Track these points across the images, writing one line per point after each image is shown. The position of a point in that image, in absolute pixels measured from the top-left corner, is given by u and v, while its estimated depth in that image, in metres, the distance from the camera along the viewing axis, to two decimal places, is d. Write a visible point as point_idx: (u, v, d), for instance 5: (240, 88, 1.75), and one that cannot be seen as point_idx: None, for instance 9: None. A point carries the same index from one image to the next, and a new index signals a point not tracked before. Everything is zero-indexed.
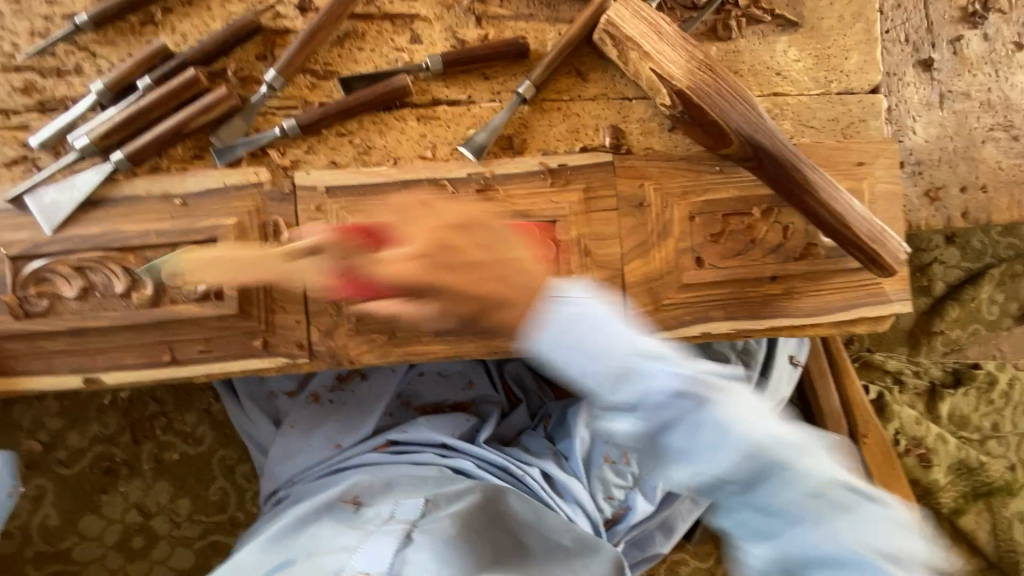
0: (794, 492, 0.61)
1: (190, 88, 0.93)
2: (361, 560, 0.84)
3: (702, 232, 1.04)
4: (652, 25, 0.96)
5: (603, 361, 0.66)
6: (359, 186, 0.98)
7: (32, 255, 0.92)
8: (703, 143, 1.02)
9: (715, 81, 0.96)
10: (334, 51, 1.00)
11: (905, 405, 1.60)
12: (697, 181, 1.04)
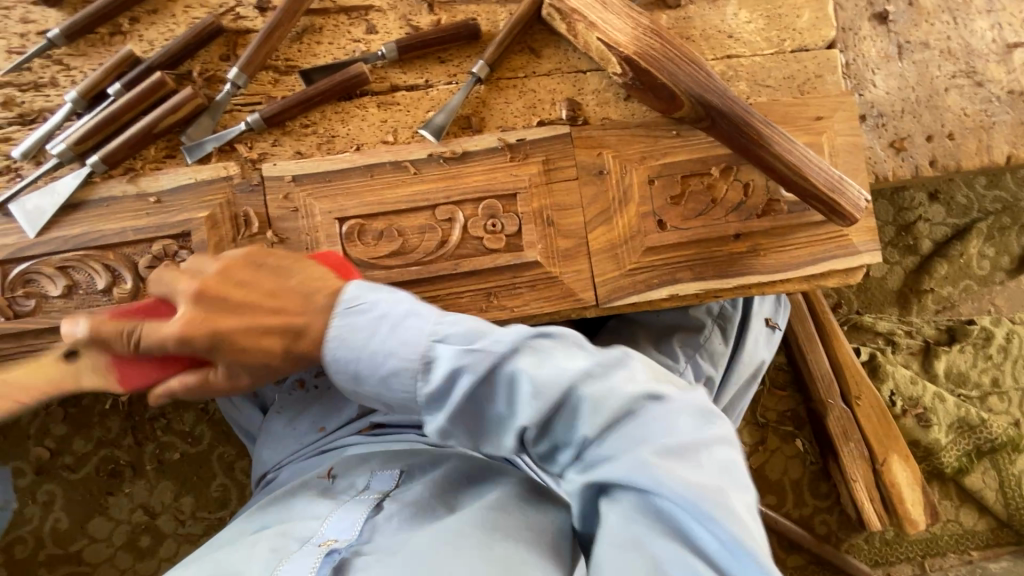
0: (649, 480, 0.64)
1: (158, 90, 0.98)
2: (330, 528, 0.89)
3: (664, 195, 1.06)
4: None
5: (431, 343, 0.70)
6: (325, 173, 1.01)
7: (18, 259, 0.97)
8: (657, 108, 1.04)
9: (661, 45, 0.98)
10: (293, 47, 1.04)
11: (900, 365, 1.58)
12: (654, 145, 1.06)
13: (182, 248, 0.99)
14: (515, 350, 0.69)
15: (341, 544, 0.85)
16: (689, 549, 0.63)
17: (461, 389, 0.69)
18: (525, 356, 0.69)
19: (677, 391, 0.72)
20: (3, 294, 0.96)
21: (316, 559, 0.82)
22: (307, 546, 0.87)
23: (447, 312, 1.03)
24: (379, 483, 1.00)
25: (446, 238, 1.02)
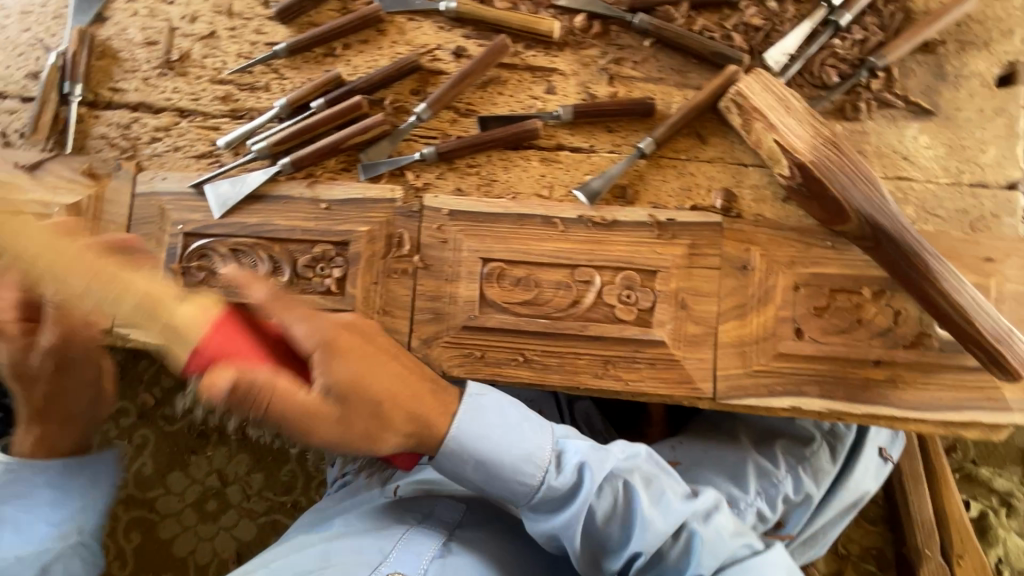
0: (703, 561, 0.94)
1: (353, 112, 1.08)
2: (396, 560, 0.95)
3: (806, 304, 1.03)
4: (780, 99, 1.00)
5: (485, 433, 0.94)
6: (480, 213, 1.07)
7: (200, 234, 1.08)
8: (817, 216, 1.03)
9: (836, 160, 0.98)
10: (477, 93, 1.12)
11: (1013, 532, 1.44)
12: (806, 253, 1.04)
13: (338, 254, 1.06)
14: (568, 444, 0.98)
15: None
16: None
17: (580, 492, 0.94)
18: (641, 481, 0.97)
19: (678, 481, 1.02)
20: (180, 262, 1.07)
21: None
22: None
23: (562, 370, 1.03)
24: (442, 512, 1.08)
25: (579, 299, 1.04)
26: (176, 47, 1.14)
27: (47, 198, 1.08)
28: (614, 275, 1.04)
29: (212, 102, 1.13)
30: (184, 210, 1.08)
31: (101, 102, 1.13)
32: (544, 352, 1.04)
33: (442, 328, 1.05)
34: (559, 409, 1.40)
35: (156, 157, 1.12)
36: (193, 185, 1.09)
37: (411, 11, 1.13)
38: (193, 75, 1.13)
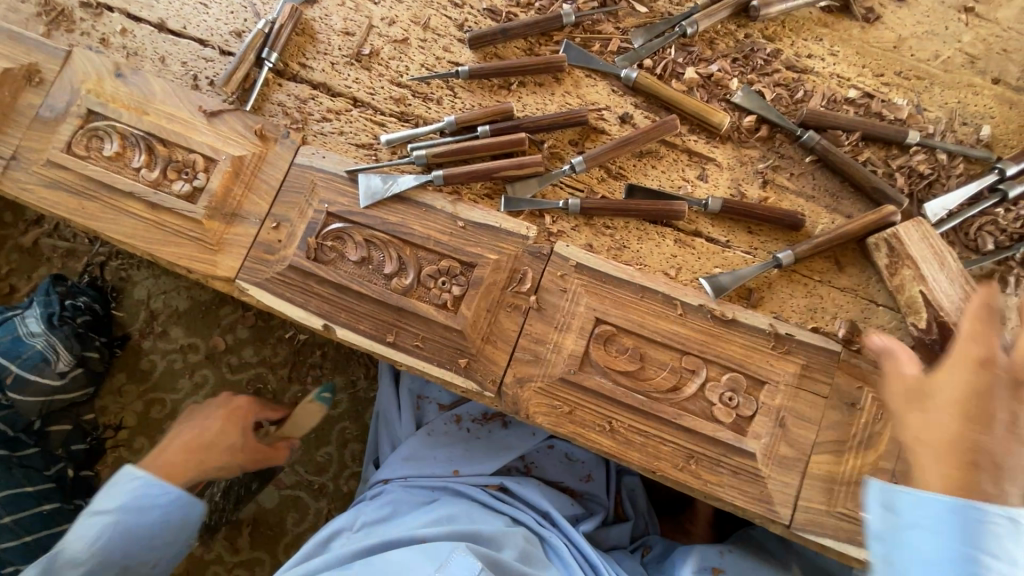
0: None
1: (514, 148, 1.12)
2: None
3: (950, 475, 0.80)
4: (936, 254, 1.01)
5: None
6: (605, 274, 1.08)
7: (341, 217, 1.13)
8: (970, 379, 0.83)
9: (980, 323, 0.85)
10: (631, 161, 1.15)
11: None
12: (931, 414, 0.85)
13: (462, 274, 1.09)
14: None
15: None
16: None
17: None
18: None
19: None
20: (316, 237, 1.12)
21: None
22: None
23: (644, 450, 1.03)
24: (456, 568, 1.04)
25: (680, 386, 1.04)
26: (369, 43, 1.22)
27: (216, 145, 1.15)
28: (721, 373, 1.04)
29: (386, 100, 1.20)
30: (333, 191, 1.14)
31: (289, 73, 1.22)
32: (631, 427, 1.03)
33: (538, 373, 1.06)
34: (609, 479, 1.37)
35: (322, 135, 1.19)
36: (348, 172, 1.14)
37: (591, 68, 1.18)
38: (376, 71, 1.21)
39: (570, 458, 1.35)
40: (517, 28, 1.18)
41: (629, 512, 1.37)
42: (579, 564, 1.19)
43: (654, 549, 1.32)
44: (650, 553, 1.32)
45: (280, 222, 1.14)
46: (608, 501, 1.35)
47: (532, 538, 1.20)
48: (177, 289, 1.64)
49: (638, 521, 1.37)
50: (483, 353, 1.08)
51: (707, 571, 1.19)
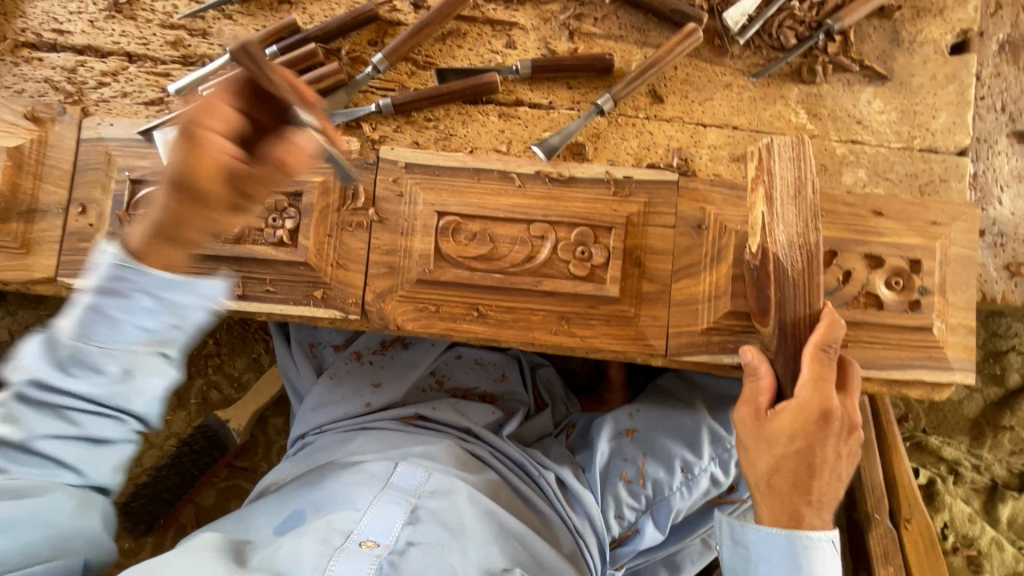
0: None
1: (308, 61, 1.05)
2: (369, 527, 0.95)
3: (769, 496, 0.94)
4: (797, 185, 0.89)
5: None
6: (437, 165, 1.05)
7: (148, 181, 1.05)
8: (804, 425, 0.90)
9: (820, 372, 0.89)
10: (436, 46, 1.10)
11: (960, 499, 1.49)
12: (765, 455, 0.93)
13: (291, 206, 1.04)
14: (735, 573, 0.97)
15: (385, 547, 0.93)
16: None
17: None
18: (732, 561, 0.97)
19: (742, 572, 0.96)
20: (127, 209, 1.04)
21: (370, 565, 0.89)
22: (350, 543, 0.92)
23: (518, 326, 1.03)
24: (404, 480, 1.04)
25: (535, 254, 1.03)
26: None
27: None
28: (569, 231, 1.04)
29: (163, 47, 1.10)
30: (132, 157, 1.05)
31: (47, 44, 1.10)
32: (498, 307, 1.03)
33: (396, 282, 1.04)
34: (523, 373, 1.37)
35: (105, 102, 1.09)
36: (139, 131, 1.05)
37: None
38: (142, 18, 1.10)
39: (480, 363, 1.35)
40: None
41: (548, 399, 1.39)
42: (505, 461, 1.21)
43: (577, 427, 1.35)
44: (574, 433, 1.35)
45: (85, 205, 1.05)
46: (528, 395, 1.35)
47: (462, 449, 1.18)
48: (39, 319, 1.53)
49: (558, 405, 1.41)
50: (337, 280, 1.04)
51: (622, 434, 1.24)
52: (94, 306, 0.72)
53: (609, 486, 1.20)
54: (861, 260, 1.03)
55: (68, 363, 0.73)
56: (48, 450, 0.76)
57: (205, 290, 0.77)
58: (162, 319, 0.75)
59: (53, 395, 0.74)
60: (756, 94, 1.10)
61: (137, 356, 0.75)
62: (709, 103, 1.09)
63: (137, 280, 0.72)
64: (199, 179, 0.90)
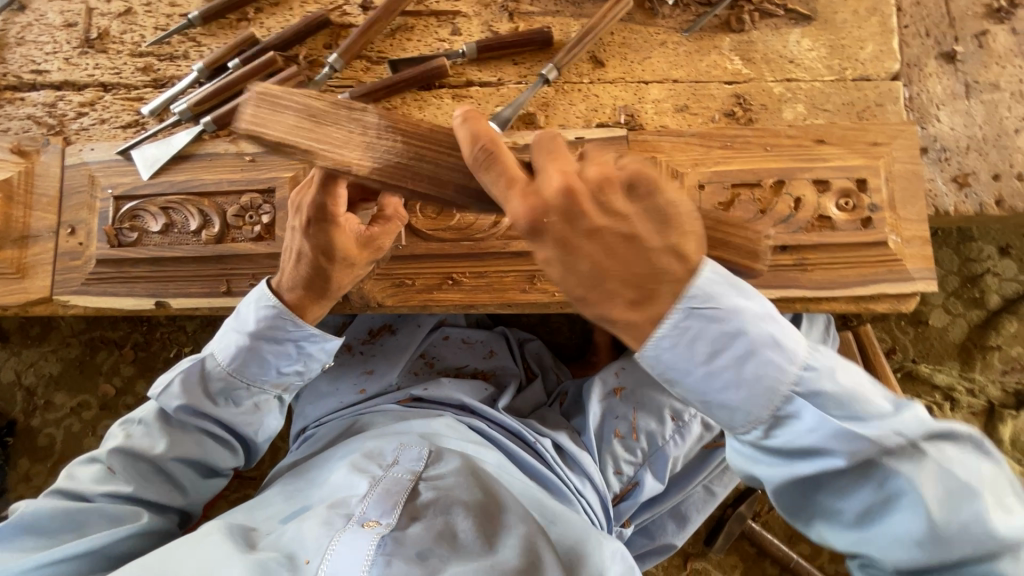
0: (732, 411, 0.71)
1: (268, 67, 1.12)
2: (370, 508, 0.88)
3: (624, 310, 0.71)
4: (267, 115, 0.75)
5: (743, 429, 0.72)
6: None
7: (130, 196, 1.11)
8: (559, 210, 0.70)
9: (483, 161, 0.73)
10: (386, 42, 1.18)
11: (958, 424, 1.48)
12: (616, 297, 0.71)
13: (265, 202, 1.10)
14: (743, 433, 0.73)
15: (387, 525, 0.86)
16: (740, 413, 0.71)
17: (821, 464, 0.69)
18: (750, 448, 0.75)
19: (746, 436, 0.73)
20: (113, 224, 1.10)
21: (371, 542, 0.82)
22: (352, 524, 0.85)
23: (492, 288, 1.08)
24: (407, 461, 0.99)
25: (500, 219, 1.09)
26: (95, 26, 1.19)
27: None
28: None
29: (135, 74, 1.18)
30: (114, 176, 1.12)
31: (28, 84, 1.18)
32: (471, 273, 1.09)
33: (371, 262, 1.09)
34: (510, 348, 1.41)
35: (85, 130, 1.16)
36: (120, 152, 1.12)
37: None
38: (113, 50, 1.18)
39: (467, 341, 1.38)
40: None
41: (537, 370, 1.43)
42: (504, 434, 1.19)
43: (569, 394, 1.37)
44: (568, 400, 1.36)
45: (74, 226, 1.12)
46: (518, 367, 1.39)
47: (460, 424, 1.16)
48: (44, 356, 1.58)
49: (549, 376, 1.44)
50: None
51: (610, 393, 1.25)
52: (250, 348, 0.95)
53: (605, 445, 1.22)
54: (809, 186, 1.08)
55: (220, 393, 0.97)
56: (173, 468, 0.96)
57: (327, 350, 1.01)
58: (295, 365, 0.99)
59: (197, 417, 0.97)
60: (691, 48, 1.17)
61: (269, 396, 1.00)
62: (648, 62, 1.16)
63: (289, 333, 0.96)
64: (349, 254, 0.94)
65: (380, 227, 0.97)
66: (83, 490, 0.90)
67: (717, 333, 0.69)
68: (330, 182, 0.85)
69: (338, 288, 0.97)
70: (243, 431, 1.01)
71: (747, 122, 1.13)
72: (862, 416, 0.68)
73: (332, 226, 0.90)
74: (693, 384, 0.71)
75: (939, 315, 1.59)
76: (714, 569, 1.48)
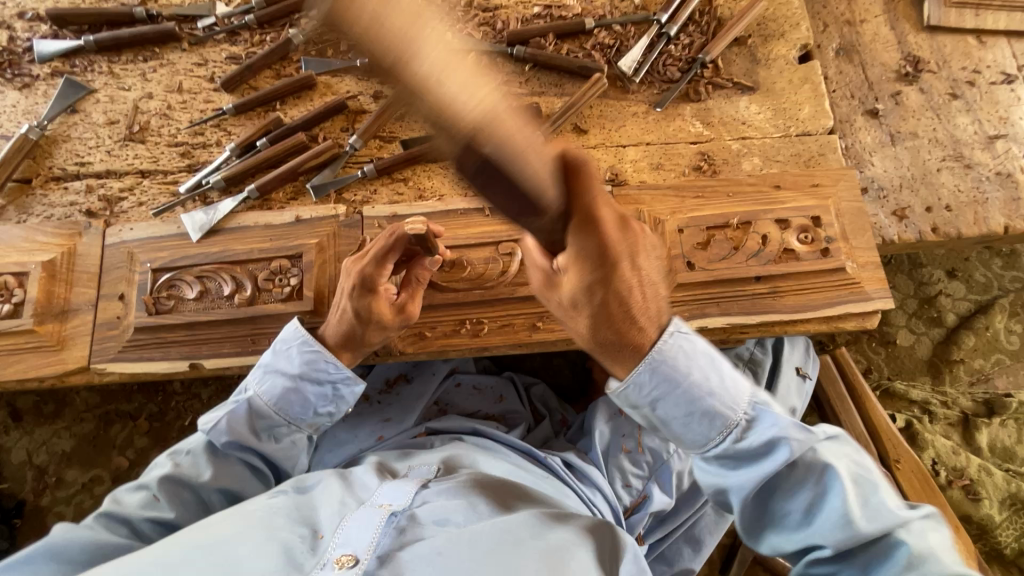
0: (752, 440, 0.86)
1: (299, 143, 1.29)
2: (384, 495, 0.93)
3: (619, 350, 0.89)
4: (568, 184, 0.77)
5: (751, 451, 0.86)
6: (415, 214, 1.25)
7: (167, 268, 1.21)
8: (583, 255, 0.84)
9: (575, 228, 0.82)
10: (398, 124, 1.36)
11: (939, 435, 1.55)
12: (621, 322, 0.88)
13: (295, 266, 1.21)
14: (751, 446, 0.86)
15: (399, 507, 0.90)
16: (755, 441, 0.85)
17: (776, 461, 0.84)
18: (758, 467, 0.86)
19: (764, 456, 0.85)
20: (151, 294, 1.19)
21: (379, 518, 0.87)
22: (366, 506, 0.91)
23: (503, 330, 1.19)
24: (419, 472, 1.06)
25: (506, 268, 1.21)
26: (137, 120, 1.35)
27: (22, 259, 1.21)
28: None
29: (173, 160, 1.32)
30: (151, 251, 1.23)
31: (72, 174, 1.31)
32: (483, 319, 1.20)
33: None
34: (517, 392, 1.48)
35: (124, 213, 1.28)
36: (156, 212, 1.25)
37: (332, 69, 1.37)
38: (152, 141, 1.33)
39: (477, 387, 1.46)
40: (259, 61, 1.36)
41: (544, 411, 1.50)
42: (516, 453, 1.25)
43: (574, 425, 1.44)
44: (572, 430, 1.43)
45: (112, 299, 1.20)
46: (526, 410, 1.46)
47: (475, 446, 1.23)
48: (57, 433, 1.60)
49: (555, 416, 1.52)
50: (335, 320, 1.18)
51: (616, 414, 1.33)
52: (296, 390, 1.08)
53: (612, 460, 1.29)
54: (773, 224, 1.24)
55: (264, 430, 1.09)
56: (213, 496, 1.07)
57: (357, 394, 1.13)
58: (329, 407, 1.12)
59: (242, 450, 1.09)
60: (659, 117, 1.37)
61: (303, 434, 1.13)
62: (624, 129, 1.36)
63: (330, 375, 1.09)
64: (383, 318, 1.09)
65: (409, 295, 1.13)
66: (131, 515, 0.99)
67: (691, 351, 0.87)
68: (383, 257, 1.06)
69: (368, 342, 1.11)
70: (278, 463, 1.13)
71: (713, 174, 1.32)
72: (798, 422, 0.85)
73: (373, 295, 1.07)
74: (685, 402, 0.87)
75: (905, 335, 1.74)
76: None
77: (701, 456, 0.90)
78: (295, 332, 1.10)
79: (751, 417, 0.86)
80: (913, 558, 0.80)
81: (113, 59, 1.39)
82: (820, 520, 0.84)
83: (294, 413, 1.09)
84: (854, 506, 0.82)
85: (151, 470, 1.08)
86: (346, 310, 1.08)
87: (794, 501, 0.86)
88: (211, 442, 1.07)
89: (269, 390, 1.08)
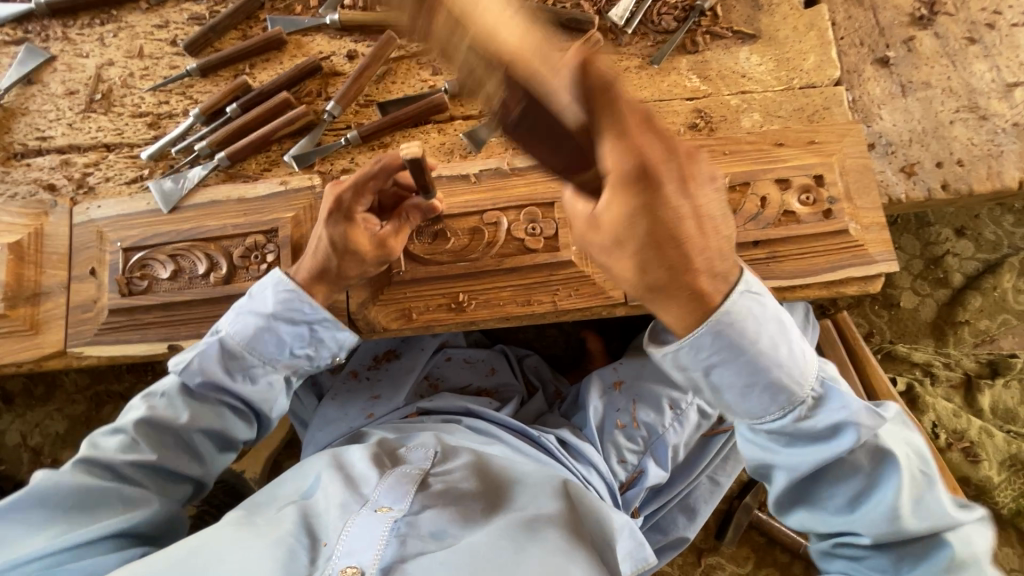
0: (830, 420, 0.80)
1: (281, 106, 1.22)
2: (383, 495, 0.90)
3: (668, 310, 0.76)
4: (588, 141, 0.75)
5: (814, 434, 0.81)
6: None
7: (139, 247, 1.16)
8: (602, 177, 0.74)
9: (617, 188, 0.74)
10: (376, 86, 1.27)
11: (941, 398, 1.52)
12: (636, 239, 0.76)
13: (271, 241, 1.16)
14: (821, 427, 0.80)
15: (398, 511, 0.87)
16: (828, 421, 0.79)
17: (836, 448, 0.80)
18: (819, 448, 0.81)
19: (833, 440, 0.80)
20: (123, 274, 1.15)
21: (382, 528, 0.83)
22: (365, 509, 0.87)
23: (490, 303, 1.15)
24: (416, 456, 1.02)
25: (492, 239, 1.16)
26: (99, 87, 1.27)
27: None
28: (518, 213, 1.17)
29: (141, 130, 1.25)
30: (121, 229, 1.17)
31: (33, 149, 1.25)
32: (470, 294, 1.15)
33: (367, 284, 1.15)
34: (510, 364, 1.45)
35: (93, 189, 1.22)
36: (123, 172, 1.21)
37: (302, 29, 1.28)
38: (116, 112, 1.26)
39: (468, 361, 1.43)
40: (224, 20, 1.27)
41: (537, 383, 1.48)
42: (510, 432, 1.22)
43: (568, 397, 1.42)
44: (566, 403, 1.40)
45: (84, 280, 1.16)
46: (519, 382, 1.43)
47: (468, 428, 1.21)
48: (49, 415, 1.59)
49: (548, 387, 1.50)
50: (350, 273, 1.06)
51: (610, 388, 1.31)
52: (269, 328, 1.03)
53: (607, 435, 1.27)
54: (772, 185, 1.17)
55: (237, 369, 1.03)
56: (197, 440, 1.04)
57: (337, 338, 1.08)
58: (307, 349, 1.07)
59: (216, 390, 1.04)
60: (654, 74, 1.28)
61: (279, 376, 1.07)
62: None
63: (306, 316, 1.04)
64: (361, 250, 1.05)
65: (394, 230, 1.07)
66: (112, 459, 0.97)
67: (760, 320, 0.77)
68: (362, 184, 1.04)
69: (345, 276, 1.07)
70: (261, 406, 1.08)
71: (709, 132, 1.24)
72: (870, 409, 0.80)
73: (350, 223, 1.05)
74: (742, 368, 0.77)
75: (909, 297, 1.69)
76: (728, 564, 1.51)
77: (749, 427, 0.83)
78: (279, 276, 1.04)
79: (830, 397, 0.80)
80: (952, 558, 0.81)
81: (68, 23, 1.30)
82: (869, 517, 0.82)
83: (268, 352, 1.04)
84: (905, 505, 0.81)
85: (127, 411, 1.04)
86: (322, 238, 1.06)
87: (838, 488, 0.84)
88: (185, 383, 1.02)
89: (241, 327, 1.02)
